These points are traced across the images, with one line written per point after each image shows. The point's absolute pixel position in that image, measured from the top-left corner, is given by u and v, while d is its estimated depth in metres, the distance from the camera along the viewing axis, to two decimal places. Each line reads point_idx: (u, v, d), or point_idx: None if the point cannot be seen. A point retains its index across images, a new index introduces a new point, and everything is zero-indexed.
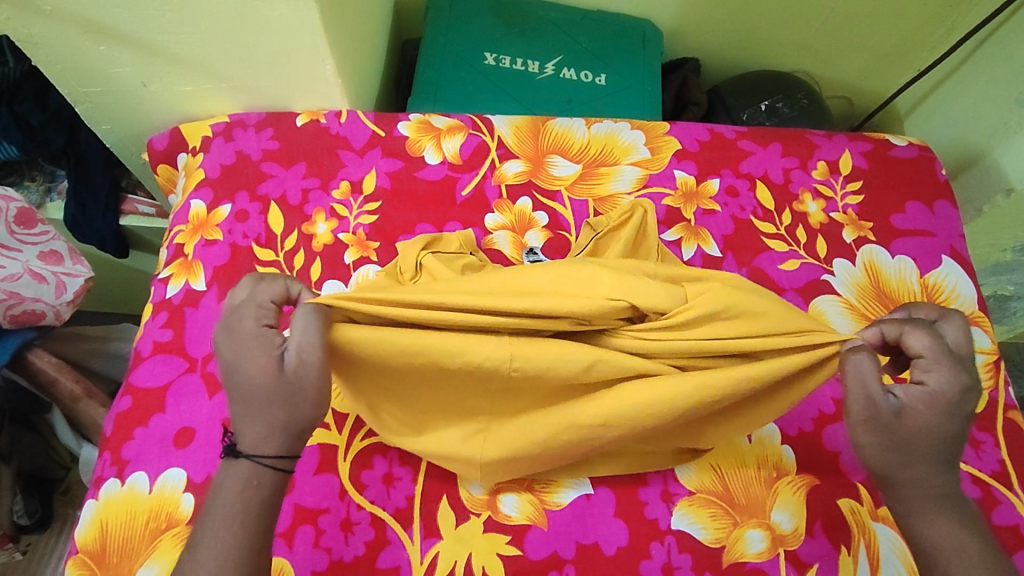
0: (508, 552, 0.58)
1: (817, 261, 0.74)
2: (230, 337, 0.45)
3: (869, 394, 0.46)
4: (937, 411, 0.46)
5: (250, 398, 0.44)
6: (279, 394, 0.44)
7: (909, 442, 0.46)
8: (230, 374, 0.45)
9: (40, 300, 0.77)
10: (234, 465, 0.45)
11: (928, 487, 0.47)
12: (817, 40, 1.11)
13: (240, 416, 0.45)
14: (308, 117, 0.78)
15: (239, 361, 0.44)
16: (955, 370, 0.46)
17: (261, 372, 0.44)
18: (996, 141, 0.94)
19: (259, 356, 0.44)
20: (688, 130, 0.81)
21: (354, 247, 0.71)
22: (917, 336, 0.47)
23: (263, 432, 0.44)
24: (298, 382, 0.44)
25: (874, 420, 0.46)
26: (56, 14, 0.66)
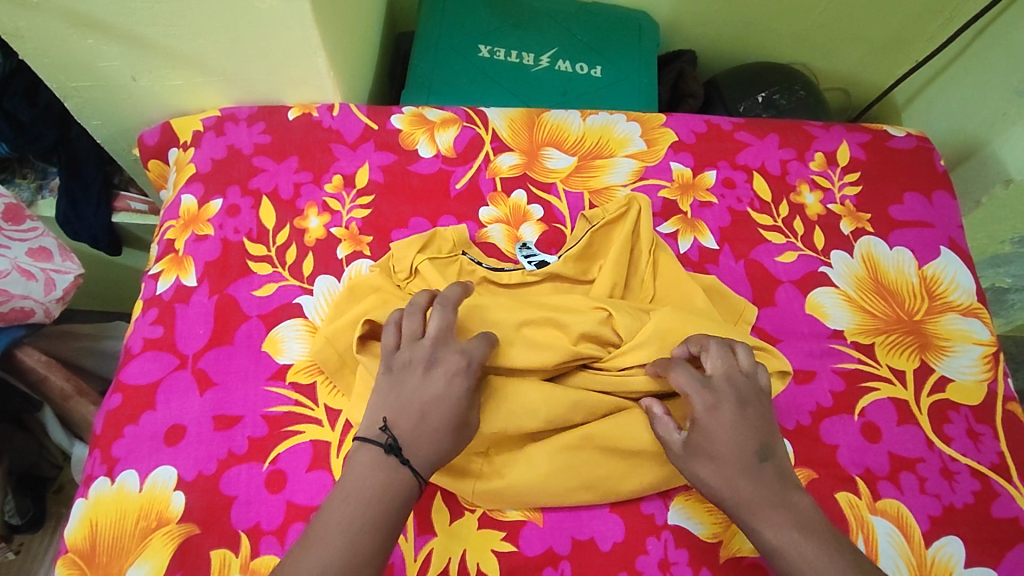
0: (503, 548, 0.57)
1: (815, 253, 0.74)
2: (457, 373, 0.52)
3: (665, 438, 0.54)
4: (708, 430, 0.51)
5: (440, 428, 0.51)
6: (458, 435, 0.52)
7: (712, 470, 0.51)
8: (438, 401, 0.51)
9: (29, 297, 0.76)
10: (395, 470, 0.49)
11: (744, 496, 0.51)
12: (814, 31, 1.10)
13: (422, 436, 0.50)
14: (300, 110, 0.77)
15: (455, 395, 0.51)
16: (708, 398, 0.52)
17: (461, 418, 0.52)
18: (996, 131, 0.93)
19: (465, 401, 0.52)
20: (684, 122, 0.81)
21: (347, 242, 0.71)
22: (676, 374, 0.54)
23: (432, 460, 0.50)
24: (468, 436, 0.53)
25: (676, 460, 0.53)
26: (42, 7, 0.65)
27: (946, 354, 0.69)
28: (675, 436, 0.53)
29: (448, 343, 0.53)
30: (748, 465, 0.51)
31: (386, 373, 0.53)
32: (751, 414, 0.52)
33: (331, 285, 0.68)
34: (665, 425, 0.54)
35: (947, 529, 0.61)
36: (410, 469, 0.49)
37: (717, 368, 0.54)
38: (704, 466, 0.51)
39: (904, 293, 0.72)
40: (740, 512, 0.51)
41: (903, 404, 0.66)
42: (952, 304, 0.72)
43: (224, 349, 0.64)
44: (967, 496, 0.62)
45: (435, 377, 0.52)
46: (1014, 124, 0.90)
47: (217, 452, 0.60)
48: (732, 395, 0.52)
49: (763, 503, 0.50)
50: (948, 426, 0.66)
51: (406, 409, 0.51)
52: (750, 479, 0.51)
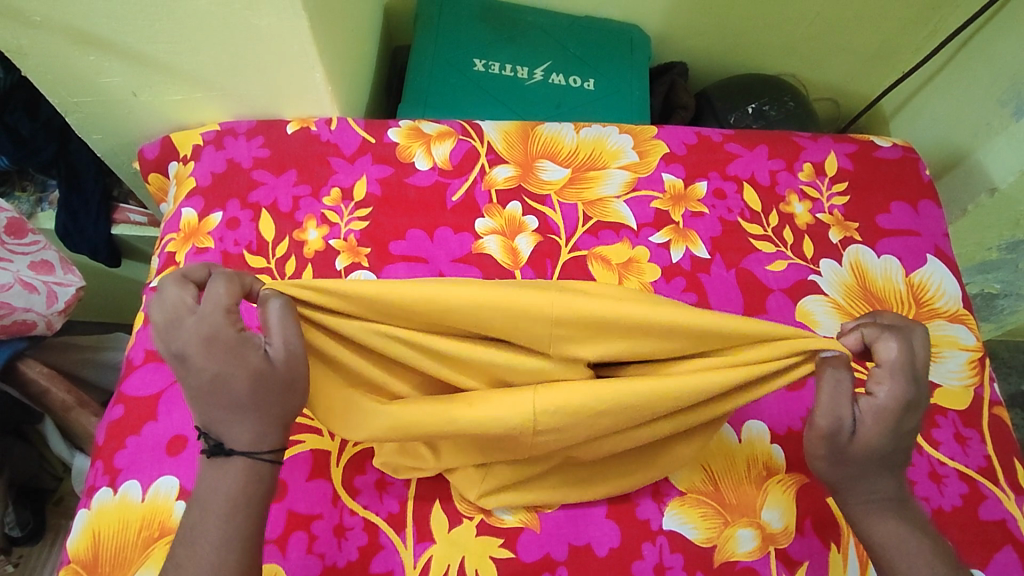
0: (501, 555, 0.58)
1: (805, 262, 0.75)
2: (206, 340, 0.43)
3: (834, 411, 0.46)
4: (887, 424, 0.47)
5: (238, 400, 0.44)
6: (268, 387, 0.44)
7: (862, 457, 0.48)
8: (218, 379, 0.44)
9: (31, 310, 0.78)
10: (227, 464, 0.45)
11: (873, 493, 0.49)
12: (802, 43, 1.12)
13: (229, 419, 0.45)
14: (298, 124, 0.78)
15: (223, 365, 0.43)
16: (907, 389, 0.47)
17: (249, 374, 0.44)
18: (979, 141, 0.95)
19: (242, 357, 0.44)
20: (675, 133, 0.82)
21: (345, 254, 0.72)
22: (887, 345, 0.47)
23: (259, 431, 0.45)
24: (286, 373, 0.45)
25: (830, 435, 0.47)
26: (46, 25, 0.66)
27: (933, 360, 0.71)
28: (846, 411, 0.47)
29: (186, 316, 0.44)
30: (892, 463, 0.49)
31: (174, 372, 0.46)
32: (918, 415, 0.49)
33: None
34: (833, 396, 0.46)
35: (937, 532, 0.62)
36: (238, 454, 0.45)
37: (922, 359, 0.48)
38: (863, 449, 0.47)
39: (892, 300, 0.74)
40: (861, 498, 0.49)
41: None
42: (938, 311, 0.74)
43: None
44: (955, 499, 0.64)
45: (193, 358, 0.43)
46: (998, 133, 0.92)
47: None
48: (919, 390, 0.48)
49: (891, 504, 0.49)
50: (936, 430, 0.67)
51: (199, 404, 0.45)
52: (890, 478, 0.49)
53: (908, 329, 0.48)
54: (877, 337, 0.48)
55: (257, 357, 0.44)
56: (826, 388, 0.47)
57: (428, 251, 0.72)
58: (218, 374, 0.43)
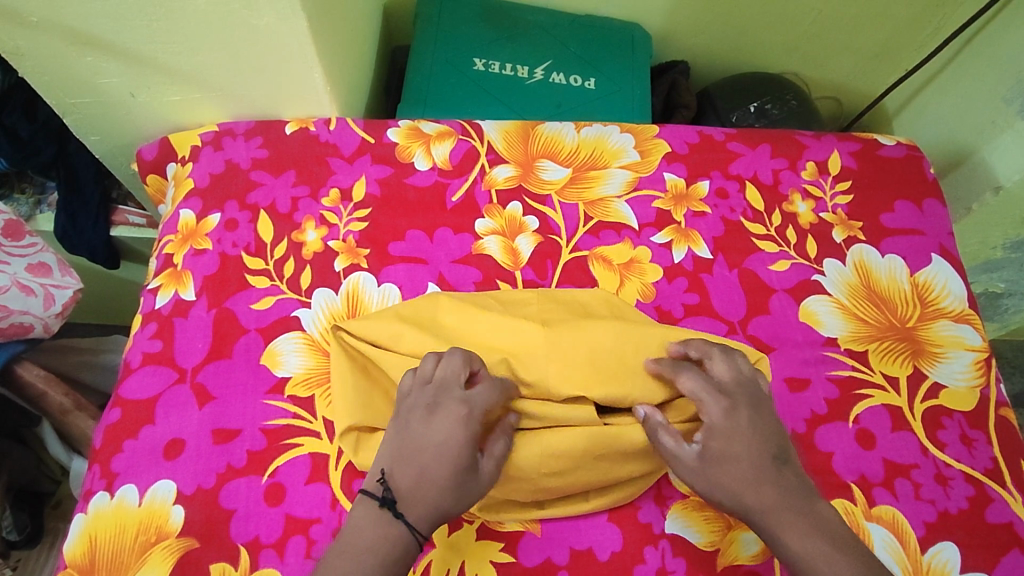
0: (501, 559, 0.58)
1: (808, 261, 0.74)
2: (462, 420, 0.49)
3: (675, 445, 0.52)
4: (728, 437, 0.51)
5: (443, 476, 0.48)
6: (464, 487, 0.49)
7: (728, 474, 0.50)
8: (440, 448, 0.49)
9: (28, 313, 0.77)
10: (390, 524, 0.47)
11: (766, 501, 0.50)
12: (804, 41, 1.11)
13: (423, 486, 0.48)
14: (297, 124, 0.78)
15: (456, 442, 0.49)
16: (723, 401, 0.52)
17: (467, 467, 0.49)
18: (985, 139, 0.94)
19: (471, 452, 0.49)
20: (677, 133, 0.82)
21: (344, 255, 0.71)
22: (687, 376, 0.54)
23: (432, 511, 0.48)
24: (481, 487, 0.50)
25: (686, 468, 0.52)
26: (42, 25, 0.66)
27: (938, 360, 0.70)
28: (686, 444, 0.52)
29: (455, 388, 0.51)
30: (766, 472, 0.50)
31: (395, 418, 0.51)
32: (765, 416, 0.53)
33: (329, 298, 0.69)
34: (668, 439, 0.53)
35: (943, 535, 0.61)
36: (404, 523, 0.47)
37: (726, 374, 0.54)
38: (724, 467, 0.51)
39: (896, 300, 0.73)
40: (759, 517, 0.49)
41: (897, 410, 0.67)
42: (944, 311, 0.73)
43: (223, 363, 0.65)
44: (961, 502, 0.63)
45: (437, 421, 0.49)
46: (1003, 131, 0.91)
47: (216, 465, 0.60)
48: (740, 399, 0.53)
49: (788, 510, 0.49)
50: (942, 432, 0.66)
51: (403, 461, 0.49)
52: (772, 483, 0.50)
53: (709, 355, 0.56)
54: (676, 373, 0.55)
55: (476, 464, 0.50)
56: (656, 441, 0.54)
57: (428, 251, 0.72)
58: (447, 444, 0.49)
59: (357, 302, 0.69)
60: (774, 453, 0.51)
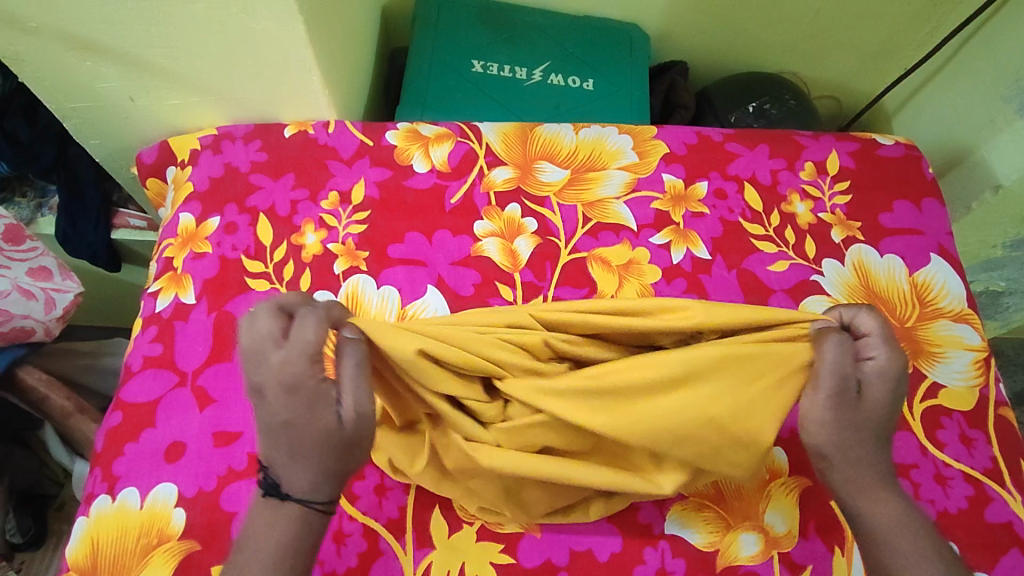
0: (501, 561, 0.58)
1: (807, 262, 0.74)
2: (289, 384, 0.43)
3: (836, 372, 0.49)
4: (887, 386, 0.50)
5: (309, 446, 0.44)
6: (337, 447, 0.44)
7: (862, 427, 0.50)
8: (291, 423, 0.43)
9: (30, 317, 0.77)
10: (281, 508, 0.45)
11: (871, 467, 0.50)
12: (803, 41, 1.11)
13: (297, 463, 0.44)
14: (296, 128, 0.78)
15: (303, 409, 0.43)
16: (901, 354, 0.50)
17: (326, 426, 0.44)
18: (984, 138, 0.94)
19: (322, 410, 0.44)
20: (675, 134, 0.82)
21: (343, 258, 0.71)
22: (866, 317, 0.51)
23: (318, 480, 0.45)
24: (358, 434, 0.45)
25: (838, 394, 0.49)
26: (42, 31, 0.66)
27: (937, 360, 0.70)
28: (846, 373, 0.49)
29: (271, 349, 0.43)
30: (884, 439, 0.51)
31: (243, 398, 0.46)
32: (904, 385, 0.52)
33: (329, 301, 0.69)
34: (828, 360, 0.49)
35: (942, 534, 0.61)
36: (293, 501, 0.45)
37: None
38: (865, 413, 0.50)
39: (895, 300, 0.73)
40: (862, 474, 0.50)
41: (896, 410, 0.67)
42: (943, 311, 0.73)
43: (223, 366, 0.65)
44: (961, 501, 0.63)
45: (272, 399, 0.43)
46: (1002, 130, 0.91)
47: (217, 468, 0.60)
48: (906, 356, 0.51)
49: (887, 476, 0.51)
50: (941, 431, 0.66)
51: (268, 442, 0.44)
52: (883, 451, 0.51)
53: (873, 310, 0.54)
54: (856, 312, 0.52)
55: (333, 413, 0.44)
56: (826, 356, 0.49)
57: (427, 254, 0.72)
58: (293, 421, 0.43)
59: (357, 305, 0.69)
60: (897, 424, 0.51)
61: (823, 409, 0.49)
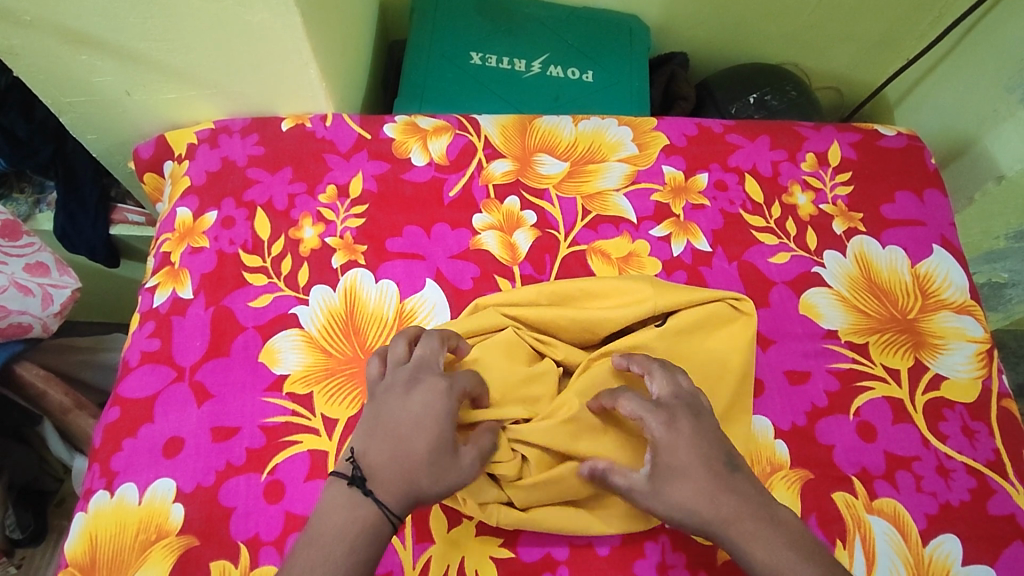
0: (501, 554, 0.58)
1: (808, 253, 0.74)
2: (439, 393, 0.50)
3: (625, 480, 0.51)
4: (672, 454, 0.49)
5: (416, 455, 0.48)
6: (437, 468, 0.48)
7: (680, 502, 0.49)
8: (417, 422, 0.49)
9: (27, 313, 0.77)
10: (360, 503, 0.47)
11: (726, 517, 0.48)
12: (804, 32, 1.10)
13: (396, 467, 0.47)
14: (294, 121, 0.78)
15: (433, 416, 0.49)
16: (664, 416, 0.50)
17: (444, 446, 0.49)
18: (987, 129, 0.94)
19: (447, 431, 0.49)
20: (675, 125, 0.81)
21: (342, 251, 0.71)
22: (625, 400, 0.52)
23: (407, 492, 0.47)
24: (458, 474, 0.49)
25: (640, 495, 0.50)
26: (37, 24, 0.66)
27: (940, 352, 0.69)
28: (637, 477, 0.51)
29: (433, 362, 0.53)
30: (721, 486, 0.49)
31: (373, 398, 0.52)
32: (694, 429, 0.50)
33: (327, 295, 0.68)
34: (620, 478, 0.51)
35: (945, 527, 0.61)
36: (374, 501, 0.47)
37: (664, 391, 0.52)
38: (676, 489, 0.49)
39: (897, 292, 0.73)
40: (727, 540, 0.48)
41: (898, 402, 0.66)
42: (945, 302, 0.72)
43: (221, 361, 0.65)
44: (963, 494, 0.63)
45: (414, 395, 0.50)
46: (1005, 120, 0.90)
47: (215, 463, 0.60)
48: (684, 410, 0.51)
49: (753, 521, 0.48)
50: (943, 424, 0.66)
51: (380, 439, 0.49)
52: (729, 494, 0.49)
53: (649, 372, 0.54)
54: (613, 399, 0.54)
55: (454, 447, 0.49)
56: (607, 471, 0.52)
57: (426, 247, 0.72)
58: (420, 423, 0.49)
59: (355, 299, 0.68)
60: (722, 463, 0.50)
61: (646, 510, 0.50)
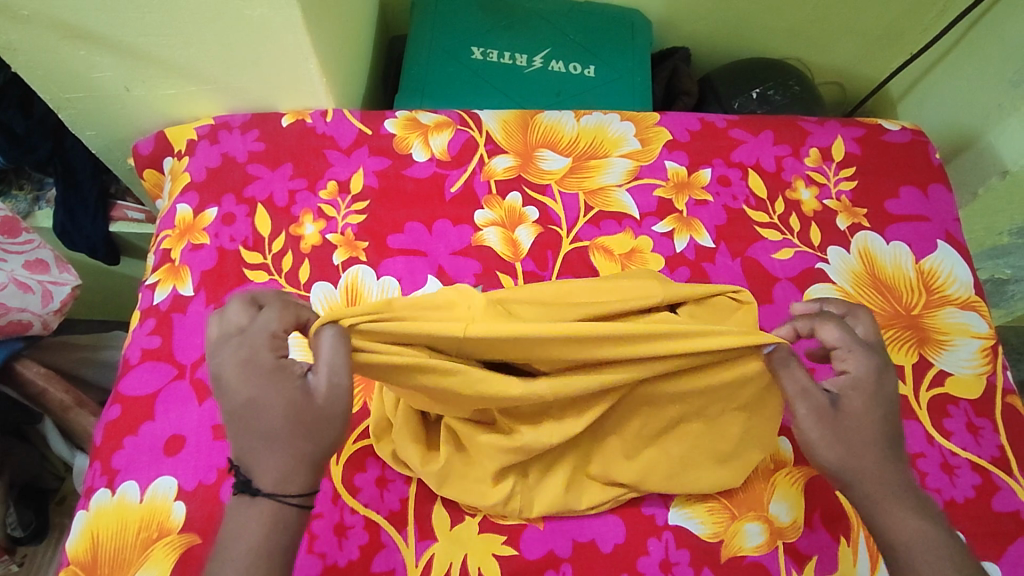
0: (504, 552, 0.58)
1: (812, 249, 0.73)
2: (246, 363, 0.43)
3: (807, 397, 0.48)
4: (866, 397, 0.49)
5: (276, 429, 0.42)
6: (302, 421, 0.42)
7: (858, 442, 0.47)
8: (252, 400, 0.42)
9: (27, 310, 0.77)
10: (252, 506, 0.42)
11: (881, 478, 0.47)
12: (806, 26, 1.09)
13: (268, 451, 0.42)
14: (294, 117, 0.77)
15: (260, 385, 0.42)
16: (872, 357, 0.50)
17: (293, 399, 0.42)
18: (991, 123, 0.93)
19: (286, 383, 0.43)
20: (678, 120, 0.81)
21: (343, 248, 0.70)
22: (829, 328, 0.50)
23: (288, 463, 0.42)
24: (325, 408, 0.43)
25: (820, 416, 0.48)
26: (34, 19, 0.65)
27: (944, 348, 0.69)
28: (818, 392, 0.48)
29: (234, 338, 0.44)
30: (892, 448, 0.48)
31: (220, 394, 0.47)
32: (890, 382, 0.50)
33: (328, 292, 0.68)
34: (794, 380, 0.49)
35: (950, 524, 0.61)
36: (262, 496, 0.41)
37: (869, 338, 0.52)
38: (854, 424, 0.48)
39: (901, 288, 0.72)
40: (874, 495, 0.47)
41: (902, 399, 0.66)
42: (949, 298, 0.72)
43: None
44: (967, 490, 0.62)
45: (230, 384, 0.43)
46: (1009, 115, 0.90)
47: (217, 461, 0.60)
48: (878, 359, 0.50)
49: (906, 488, 0.48)
50: (948, 420, 0.66)
51: (235, 434, 0.43)
52: (896, 460, 0.48)
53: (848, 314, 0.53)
54: (815, 323, 0.51)
55: (301, 387, 0.43)
56: (787, 383, 0.49)
57: (427, 244, 0.71)
58: (254, 398, 0.42)
59: (357, 296, 0.68)
60: (899, 428, 0.49)
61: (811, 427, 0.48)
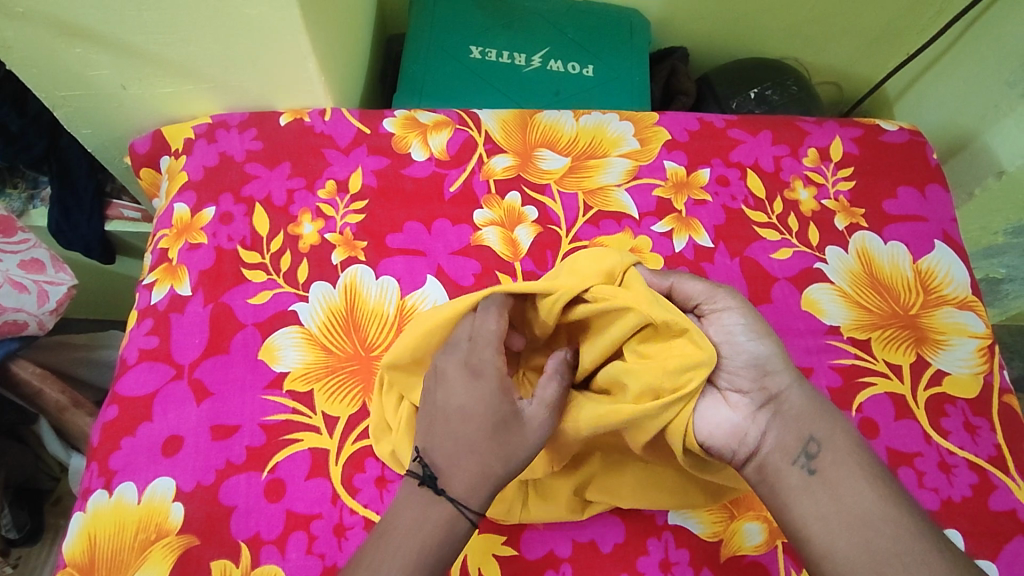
0: (504, 552, 0.58)
1: (810, 249, 0.74)
2: (473, 375, 0.51)
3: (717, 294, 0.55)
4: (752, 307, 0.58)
5: (473, 441, 0.49)
6: (501, 442, 0.49)
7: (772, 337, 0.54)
8: (466, 409, 0.50)
9: (22, 310, 0.76)
10: (436, 503, 0.49)
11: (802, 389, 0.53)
12: (804, 26, 1.10)
13: (462, 458, 0.49)
14: (292, 116, 0.77)
15: (477, 400, 0.50)
16: None
17: (504, 421, 0.49)
18: (987, 124, 0.93)
19: (502, 403, 0.50)
20: (677, 119, 0.81)
21: (341, 248, 0.70)
22: None
23: (474, 480, 0.49)
24: (528, 439, 0.50)
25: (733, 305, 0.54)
26: (29, 16, 0.64)
27: (942, 348, 0.69)
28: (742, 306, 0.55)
29: (476, 340, 0.52)
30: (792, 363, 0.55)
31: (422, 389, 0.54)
32: None
33: (326, 291, 0.68)
34: (695, 291, 0.56)
35: (946, 523, 0.61)
36: (446, 497, 0.49)
37: None
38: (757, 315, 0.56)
39: (899, 287, 0.72)
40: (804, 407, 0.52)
41: (900, 399, 0.66)
42: (947, 298, 0.72)
43: (220, 358, 0.64)
44: (965, 489, 0.63)
45: (452, 385, 0.51)
46: (1005, 115, 0.90)
47: (216, 462, 0.60)
48: None
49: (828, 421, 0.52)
50: (945, 420, 0.66)
51: (435, 432, 0.51)
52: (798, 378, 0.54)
53: None
54: None
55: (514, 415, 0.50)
56: (699, 289, 0.56)
57: (426, 243, 0.71)
58: (466, 407, 0.50)
59: (356, 296, 0.68)
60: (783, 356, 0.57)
61: (743, 325, 0.54)
